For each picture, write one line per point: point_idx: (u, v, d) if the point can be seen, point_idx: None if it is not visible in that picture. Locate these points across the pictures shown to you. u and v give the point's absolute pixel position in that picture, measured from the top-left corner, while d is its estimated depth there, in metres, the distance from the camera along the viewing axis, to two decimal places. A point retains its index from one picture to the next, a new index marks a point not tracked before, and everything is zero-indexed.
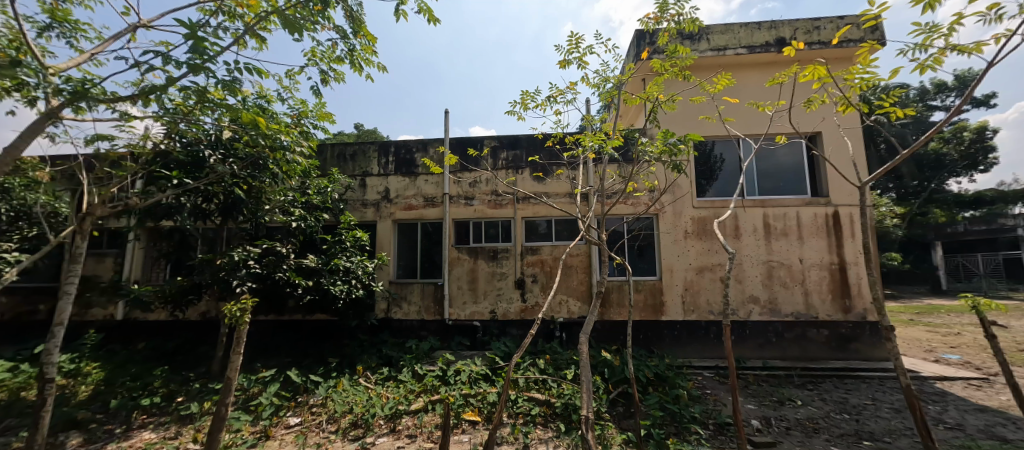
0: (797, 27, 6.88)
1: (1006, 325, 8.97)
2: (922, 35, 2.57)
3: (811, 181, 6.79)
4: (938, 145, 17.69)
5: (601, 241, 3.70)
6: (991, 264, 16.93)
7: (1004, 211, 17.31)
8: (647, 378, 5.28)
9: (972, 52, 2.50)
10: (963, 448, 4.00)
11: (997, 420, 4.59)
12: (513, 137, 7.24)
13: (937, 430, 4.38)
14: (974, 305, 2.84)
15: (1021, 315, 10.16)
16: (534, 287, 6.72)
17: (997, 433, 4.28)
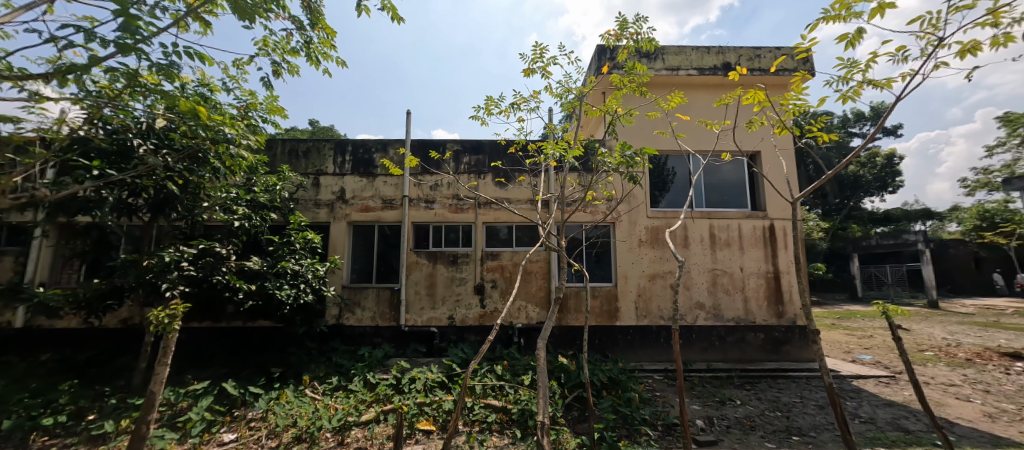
0: (741, 54, 7.46)
1: (909, 329, 10.18)
2: (844, 68, 2.83)
3: (752, 195, 7.34)
4: (856, 168, 19.89)
5: (560, 248, 3.76)
6: (897, 274, 19.16)
7: (907, 228, 19.73)
8: (601, 382, 5.40)
9: (882, 86, 2.81)
10: (875, 440, 4.46)
11: (902, 413, 5.18)
12: (476, 142, 7.23)
13: (854, 424, 4.86)
14: (884, 311, 3.13)
15: (920, 320, 11.59)
16: (494, 292, 6.70)
17: (902, 425, 4.81)
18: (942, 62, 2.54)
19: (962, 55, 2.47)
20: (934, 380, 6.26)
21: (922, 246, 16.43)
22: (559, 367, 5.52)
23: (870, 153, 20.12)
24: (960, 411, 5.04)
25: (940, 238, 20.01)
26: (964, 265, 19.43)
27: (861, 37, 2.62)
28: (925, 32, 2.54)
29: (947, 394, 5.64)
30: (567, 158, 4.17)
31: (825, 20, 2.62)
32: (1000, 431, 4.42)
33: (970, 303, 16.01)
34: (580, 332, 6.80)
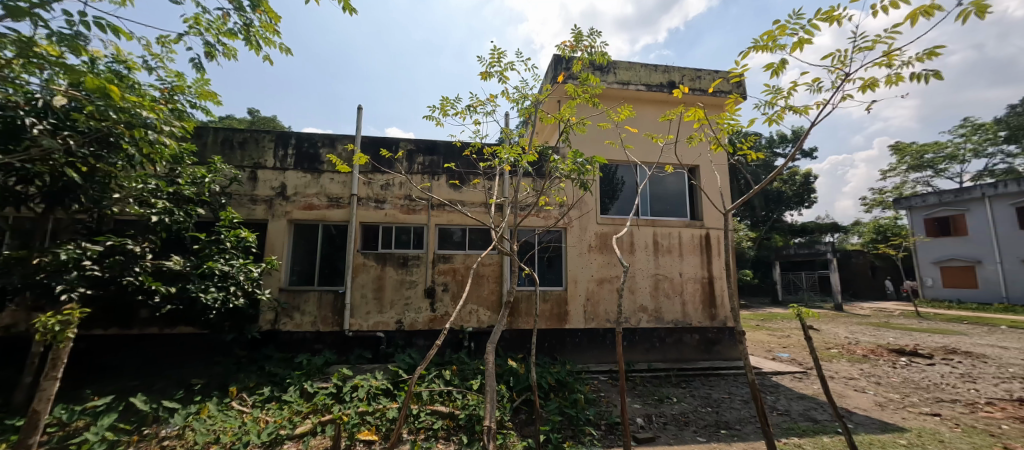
0: (685, 75, 8.02)
1: (818, 329, 11.49)
2: (771, 94, 3.14)
3: (691, 206, 7.87)
4: (779, 185, 22.09)
5: (513, 252, 3.78)
6: (810, 281, 21.49)
7: (819, 240, 22.21)
8: (549, 385, 5.48)
9: (800, 112, 3.15)
10: (791, 430, 4.93)
11: (811, 405, 5.80)
12: (431, 142, 7.07)
13: (772, 416, 5.37)
14: (798, 312, 3.48)
15: (828, 321, 13.11)
16: (445, 296, 6.57)
17: (811, 415, 5.39)
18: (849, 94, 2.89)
19: (864, 90, 2.82)
20: (837, 374, 7.08)
21: (830, 256, 18.59)
22: (508, 370, 5.52)
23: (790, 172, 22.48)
24: (858, 401, 5.75)
25: (844, 249, 22.73)
26: (861, 273, 22.29)
27: (784, 67, 2.92)
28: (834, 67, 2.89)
29: (847, 386, 6.40)
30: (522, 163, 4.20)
31: (755, 49, 2.89)
32: (888, 418, 5.10)
33: (867, 306, 18.32)
34: (530, 336, 6.87)
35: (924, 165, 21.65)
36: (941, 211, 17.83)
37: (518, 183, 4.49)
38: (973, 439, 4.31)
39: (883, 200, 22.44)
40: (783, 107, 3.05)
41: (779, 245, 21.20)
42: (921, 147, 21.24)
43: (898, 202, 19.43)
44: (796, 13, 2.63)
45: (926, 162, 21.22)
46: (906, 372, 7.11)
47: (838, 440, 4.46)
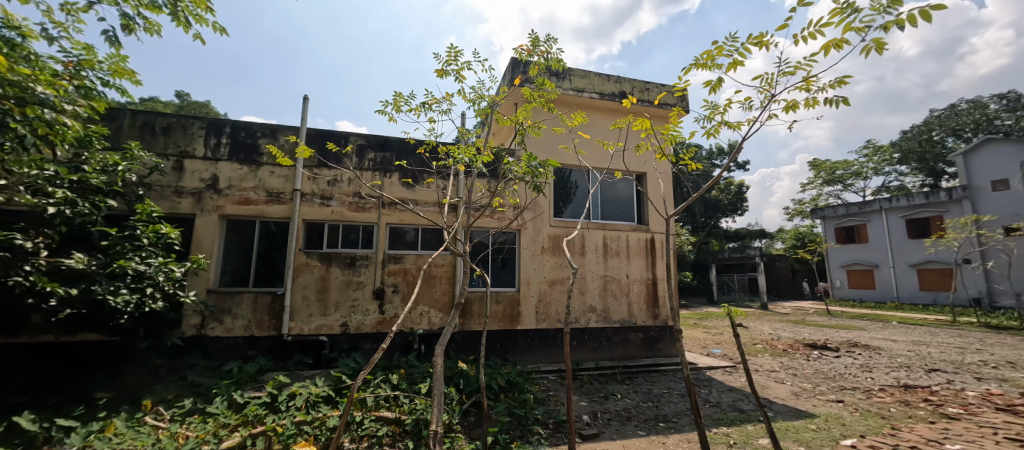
0: (635, 86, 8.42)
1: (748, 326, 12.55)
2: (709, 109, 3.38)
3: (639, 211, 8.24)
4: (716, 193, 23.95)
5: (465, 253, 3.80)
6: (741, 282, 23.43)
7: (750, 244, 24.30)
8: (499, 386, 5.47)
9: (733, 128, 3.40)
10: (721, 420, 5.30)
11: (738, 396, 6.31)
12: (383, 138, 6.81)
13: (704, 408, 5.77)
14: (727, 313, 3.76)
15: (754, 319, 14.41)
16: (394, 297, 6.35)
17: (739, 407, 5.83)
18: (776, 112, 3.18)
19: (788, 110, 3.13)
20: (761, 367, 7.76)
21: (757, 260, 20.41)
22: (458, 372, 5.44)
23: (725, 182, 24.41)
24: (778, 392, 6.33)
25: (770, 253, 25.05)
26: (782, 275, 24.68)
27: (721, 85, 3.15)
28: (762, 90, 3.16)
29: (769, 378, 7.03)
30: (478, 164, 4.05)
31: (696, 67, 3.08)
32: (802, 406, 5.66)
33: (788, 305, 20.31)
34: (481, 337, 6.83)
35: (835, 180, 24.43)
36: (850, 219, 20.15)
37: (473, 183, 4.44)
38: (869, 422, 4.89)
39: (802, 210, 25.01)
40: (720, 121, 3.30)
41: (715, 249, 22.94)
42: (834, 165, 24.02)
43: (815, 211, 21.67)
44: (732, 36, 2.90)
45: (837, 177, 24.07)
46: (818, 364, 7.94)
47: (759, 428, 4.87)
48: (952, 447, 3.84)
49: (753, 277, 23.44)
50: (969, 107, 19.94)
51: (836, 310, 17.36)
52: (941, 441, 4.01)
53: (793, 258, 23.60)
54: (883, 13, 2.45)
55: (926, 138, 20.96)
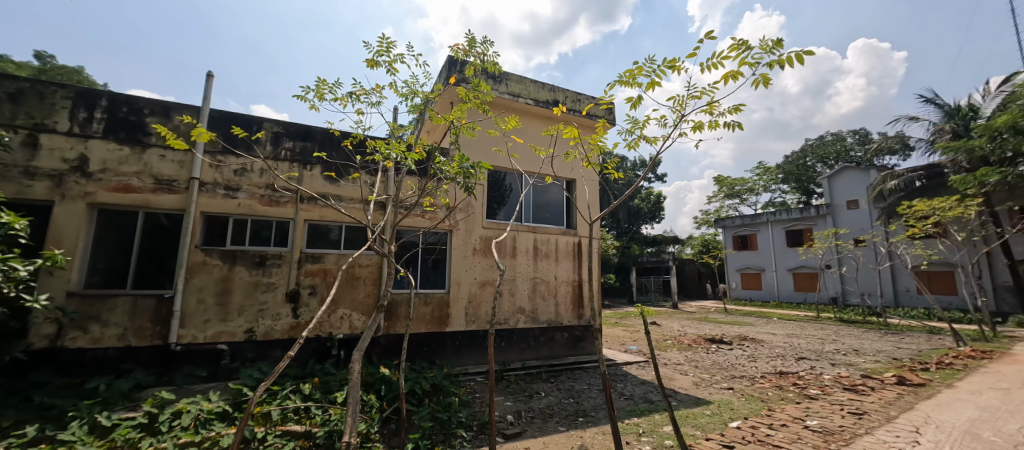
0: (567, 96, 8.74)
1: (662, 324, 13.71)
2: (631, 123, 3.63)
3: (568, 215, 8.53)
4: (637, 202, 25.99)
5: (390, 254, 3.69)
6: (656, 284, 25.52)
7: (664, 249, 26.63)
8: (424, 389, 4.79)
9: (652, 142, 3.67)
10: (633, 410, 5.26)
11: (648, 388, 6.51)
12: (304, 127, 5.87)
13: (619, 400, 5.74)
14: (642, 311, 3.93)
15: (668, 317, 15.78)
16: (311, 300, 5.61)
17: (648, 397, 5.94)
18: (685, 132, 3.55)
19: (694, 131, 3.50)
20: (670, 361, 8.46)
21: (672, 263, 22.85)
22: (372, 375, 4.83)
23: (645, 192, 26.59)
24: (681, 382, 6.74)
25: (681, 258, 27.70)
26: (690, 277, 27.54)
27: (641, 101, 3.41)
28: (676, 109, 3.46)
29: (675, 371, 7.60)
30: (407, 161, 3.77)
31: (620, 82, 3.36)
32: (702, 394, 5.95)
33: (694, 305, 22.60)
34: (402, 341, 6.16)
35: (734, 194, 27.99)
36: (746, 229, 23.23)
37: (401, 180, 4.08)
38: (752, 403, 5.39)
39: (708, 219, 28.21)
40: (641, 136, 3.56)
41: (634, 253, 24.82)
42: (733, 181, 27.42)
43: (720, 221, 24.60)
44: (649, 58, 3.21)
45: (735, 192, 27.60)
46: (715, 356, 8.95)
47: (665, 416, 4.81)
48: (813, 422, 4.37)
49: (665, 279, 25.78)
50: (832, 139, 24.35)
51: (734, 308, 19.88)
52: (802, 417, 4.57)
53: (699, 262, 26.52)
54: (766, 54, 2.90)
55: (803, 163, 25.07)
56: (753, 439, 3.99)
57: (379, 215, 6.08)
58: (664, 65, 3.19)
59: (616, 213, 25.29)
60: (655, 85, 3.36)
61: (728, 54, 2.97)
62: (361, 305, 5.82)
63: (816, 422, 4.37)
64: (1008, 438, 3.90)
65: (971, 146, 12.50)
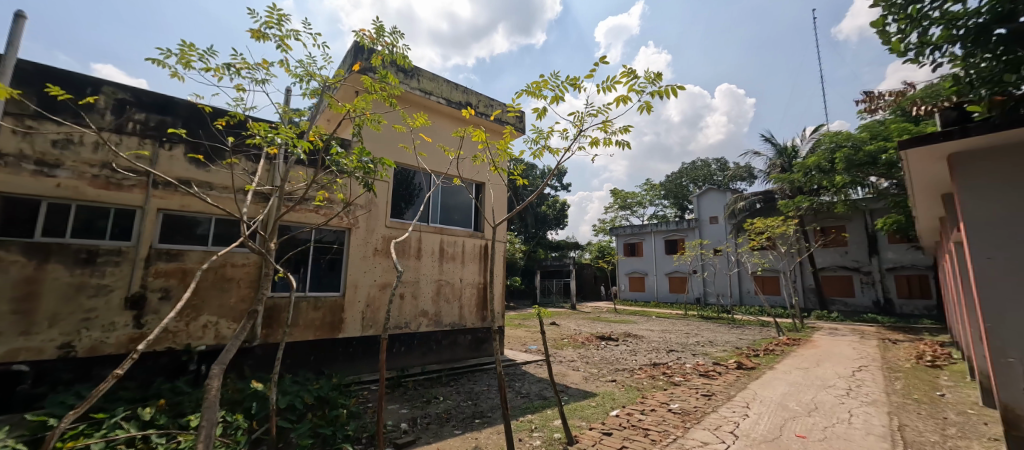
0: (480, 100, 8.66)
1: (560, 324, 14.46)
2: (535, 132, 3.75)
3: (476, 219, 8.32)
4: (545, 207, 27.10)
5: (268, 253, 3.24)
6: (558, 286, 26.99)
7: (566, 253, 28.32)
8: (305, 403, 4.26)
9: (554, 153, 3.85)
10: (529, 408, 5.40)
11: (543, 385, 6.79)
12: (164, 98, 4.87)
13: (515, 399, 5.85)
14: (540, 312, 3.99)
15: (566, 318, 16.76)
16: (162, 306, 4.65)
17: (543, 394, 6.18)
18: (582, 146, 3.82)
19: (590, 146, 3.76)
20: (565, 359, 8.94)
21: (572, 267, 24.43)
22: (239, 391, 4.17)
23: (552, 199, 27.84)
24: (573, 378, 7.18)
25: (580, 262, 29.76)
26: (587, 279, 29.74)
27: (546, 112, 3.57)
28: (575, 125, 3.68)
29: (569, 367, 8.06)
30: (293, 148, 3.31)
31: (528, 91, 3.49)
32: (592, 388, 6.39)
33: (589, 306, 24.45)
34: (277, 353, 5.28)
35: (626, 206, 30.98)
36: (634, 238, 25.89)
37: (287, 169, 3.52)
38: (630, 392, 5.96)
39: (605, 228, 30.75)
40: (544, 145, 3.72)
41: (539, 257, 25.93)
42: (625, 194, 30.39)
43: (615, 229, 26.99)
44: (555, 73, 3.38)
45: (627, 204, 30.63)
46: (603, 352, 9.71)
47: (556, 411, 5.05)
48: (675, 405, 4.99)
49: (565, 282, 27.43)
50: (702, 163, 28.55)
51: (623, 308, 21.95)
52: (666, 402, 5.19)
53: (595, 266, 28.74)
54: (649, 85, 3.29)
55: (680, 182, 28.89)
56: (629, 424, 4.39)
57: (257, 207, 5.33)
58: (567, 82, 3.41)
59: (524, 218, 26.04)
60: (558, 99, 3.56)
61: (619, 80, 3.30)
62: (232, 310, 5.01)
63: (677, 405, 5.00)
64: (807, 406, 4.94)
65: (793, 178, 15.74)
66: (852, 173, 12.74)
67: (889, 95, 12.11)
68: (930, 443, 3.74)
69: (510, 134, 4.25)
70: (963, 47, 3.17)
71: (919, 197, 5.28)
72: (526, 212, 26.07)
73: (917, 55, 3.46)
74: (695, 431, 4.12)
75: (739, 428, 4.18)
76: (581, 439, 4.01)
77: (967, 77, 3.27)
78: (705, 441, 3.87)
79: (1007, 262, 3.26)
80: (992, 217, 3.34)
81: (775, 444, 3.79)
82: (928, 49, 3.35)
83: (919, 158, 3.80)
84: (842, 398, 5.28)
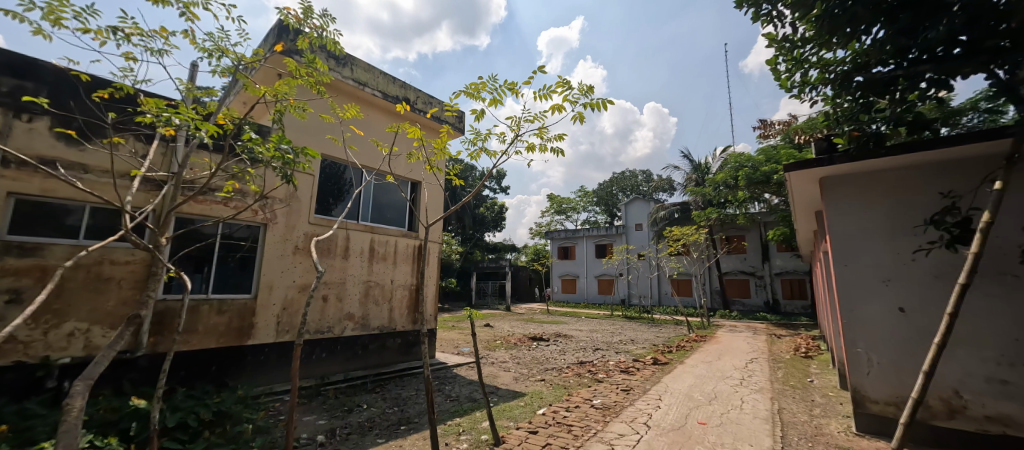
0: (420, 96, 8.32)
1: (494, 326, 14.49)
2: (473, 134, 3.69)
3: (411, 218, 8.01)
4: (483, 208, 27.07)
5: (157, 249, 2.78)
6: (493, 288, 27.10)
7: (502, 255, 28.54)
8: (201, 421, 3.74)
9: (491, 156, 3.82)
10: (457, 411, 5.30)
11: (473, 387, 6.72)
12: (25, 60, 4.03)
13: (444, 403, 5.71)
14: (471, 315, 3.91)
15: (501, 319, 16.87)
16: (11, 311, 3.80)
17: (473, 396, 6.11)
18: (519, 150, 3.83)
19: (527, 151, 3.79)
20: (497, 360, 8.96)
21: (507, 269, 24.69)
22: (115, 411, 3.54)
23: (490, 201, 27.76)
24: (504, 379, 7.21)
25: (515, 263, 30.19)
26: (522, 281, 30.24)
27: (484, 115, 3.54)
28: (513, 129, 3.68)
29: (500, 369, 8.08)
30: (197, 131, 2.87)
31: (467, 92, 3.44)
32: (522, 388, 6.45)
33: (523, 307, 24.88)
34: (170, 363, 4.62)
35: (561, 211, 32.10)
36: (568, 241, 26.85)
37: (188, 154, 3.06)
38: (557, 391, 6.13)
39: (541, 231, 31.54)
40: (482, 147, 3.67)
41: (475, 258, 25.82)
42: (560, 199, 31.45)
43: (550, 232, 27.77)
44: (493, 76, 3.35)
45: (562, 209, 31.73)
46: (535, 353, 9.90)
47: (484, 412, 5.02)
48: (597, 401, 5.22)
49: (500, 283, 27.63)
50: (630, 174, 30.53)
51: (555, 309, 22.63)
52: (590, 398, 5.41)
53: (530, 268, 29.34)
54: (583, 97, 3.41)
55: (610, 191, 30.60)
56: (553, 422, 4.50)
57: (147, 196, 4.61)
58: (506, 86, 3.41)
59: (461, 219, 25.73)
60: (497, 102, 3.54)
61: (555, 89, 3.37)
62: (109, 316, 4.26)
63: (599, 400, 5.24)
64: (710, 396, 5.45)
65: (705, 191, 17.48)
66: (751, 189, 14.46)
67: (779, 124, 14.02)
68: (801, 422, 4.32)
69: (448, 133, 4.11)
70: (831, 89, 3.66)
71: (798, 213, 6.10)
72: (464, 213, 25.81)
73: (800, 92, 3.99)
74: (614, 424, 4.34)
75: (652, 419, 4.48)
76: (508, 440, 4.02)
77: (834, 114, 3.85)
78: (622, 433, 4.08)
79: (858, 268, 3.88)
80: (850, 232, 3.96)
81: (682, 431, 4.11)
82: (808, 88, 3.87)
83: (799, 180, 4.36)
84: (737, 387, 5.92)
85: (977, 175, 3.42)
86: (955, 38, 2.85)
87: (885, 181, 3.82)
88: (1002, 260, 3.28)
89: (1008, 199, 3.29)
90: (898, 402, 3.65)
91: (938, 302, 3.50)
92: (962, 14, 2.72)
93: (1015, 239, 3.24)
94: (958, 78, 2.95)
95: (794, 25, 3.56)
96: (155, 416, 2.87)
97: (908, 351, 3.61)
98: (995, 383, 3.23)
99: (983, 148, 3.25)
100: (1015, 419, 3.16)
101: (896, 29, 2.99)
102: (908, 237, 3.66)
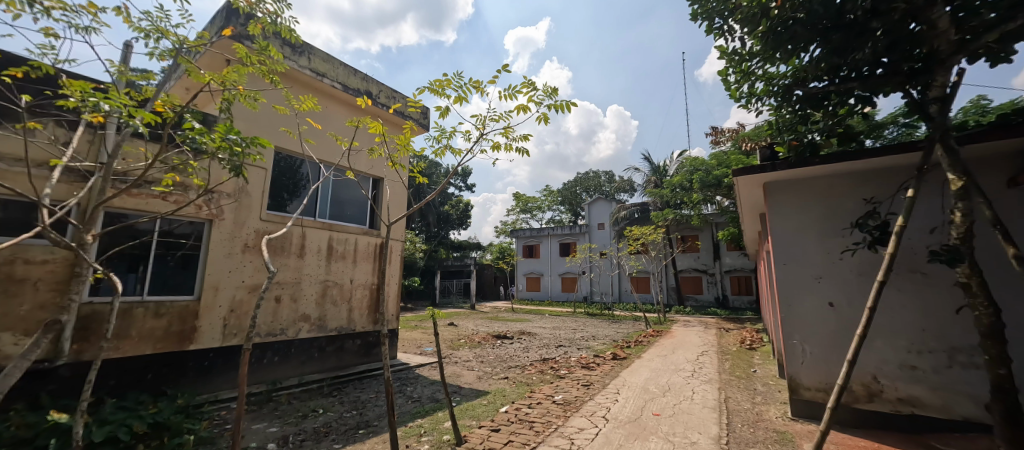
0: (382, 90, 8.05)
1: (459, 325, 14.39)
2: (438, 131, 3.62)
3: (372, 215, 7.74)
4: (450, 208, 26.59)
5: (78, 249, 2.48)
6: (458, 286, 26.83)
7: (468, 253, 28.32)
8: (133, 434, 3.42)
9: (456, 154, 3.78)
10: (418, 412, 5.18)
11: (436, 388, 6.60)
12: None
13: (406, 404, 5.58)
14: (433, 314, 3.80)
15: (465, 318, 16.72)
16: None
17: (435, 396, 6.02)
18: (484, 150, 3.81)
19: (491, 149, 3.79)
20: (461, 359, 8.89)
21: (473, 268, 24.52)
22: (29, 427, 3.17)
23: (456, 199, 27.40)
24: (468, 378, 7.16)
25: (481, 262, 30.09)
26: (487, 280, 30.28)
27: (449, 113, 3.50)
28: (478, 128, 3.67)
29: (464, 368, 8.01)
30: (129, 118, 2.59)
31: (430, 89, 3.39)
32: (485, 386, 6.45)
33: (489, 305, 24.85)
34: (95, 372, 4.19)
35: (526, 210, 32.43)
36: (532, 240, 27.04)
37: (119, 143, 2.78)
38: (519, 388, 6.15)
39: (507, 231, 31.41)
40: (446, 145, 3.59)
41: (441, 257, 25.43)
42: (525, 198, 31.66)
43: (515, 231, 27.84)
44: (458, 73, 3.33)
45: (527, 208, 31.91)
46: (498, 351, 9.93)
47: (447, 412, 4.97)
48: (559, 397, 5.30)
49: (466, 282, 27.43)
50: (593, 174, 31.23)
51: (520, 308, 22.70)
52: (552, 394, 5.49)
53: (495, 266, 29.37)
54: (548, 98, 3.45)
55: (574, 191, 31.21)
56: (516, 419, 4.52)
57: (69, 188, 4.17)
58: (471, 84, 3.39)
59: (426, 217, 25.21)
60: (462, 100, 3.51)
61: (521, 89, 3.39)
62: (21, 321, 3.80)
63: (561, 396, 5.33)
64: (663, 388, 5.69)
65: (663, 193, 18.18)
66: (705, 192, 15.24)
67: (728, 131, 14.82)
68: (745, 409, 4.59)
69: (412, 129, 3.96)
70: (776, 101, 3.93)
71: (745, 215, 6.51)
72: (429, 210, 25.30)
73: (747, 101, 4.25)
74: (574, 419, 4.43)
75: (610, 412, 4.61)
76: (469, 439, 3.98)
77: (778, 124, 4.13)
78: (581, 427, 4.17)
79: (795, 267, 4.19)
80: (789, 234, 4.26)
81: (637, 423, 4.26)
82: (755, 99, 4.13)
83: (746, 183, 4.62)
84: (689, 378, 6.23)
85: (895, 183, 3.77)
86: (879, 59, 3.20)
87: (819, 186, 4.13)
88: (913, 259, 3.65)
89: (920, 204, 3.66)
90: (827, 387, 3.96)
91: (861, 298, 3.84)
92: (883, 38, 3.05)
93: (924, 241, 3.62)
94: (880, 95, 3.31)
95: (743, 39, 3.77)
96: (79, 432, 2.60)
97: (835, 342, 3.94)
98: (906, 368, 3.60)
99: (901, 159, 3.59)
100: (922, 400, 3.52)
101: (829, 48, 3.24)
102: (837, 238, 3.99)
